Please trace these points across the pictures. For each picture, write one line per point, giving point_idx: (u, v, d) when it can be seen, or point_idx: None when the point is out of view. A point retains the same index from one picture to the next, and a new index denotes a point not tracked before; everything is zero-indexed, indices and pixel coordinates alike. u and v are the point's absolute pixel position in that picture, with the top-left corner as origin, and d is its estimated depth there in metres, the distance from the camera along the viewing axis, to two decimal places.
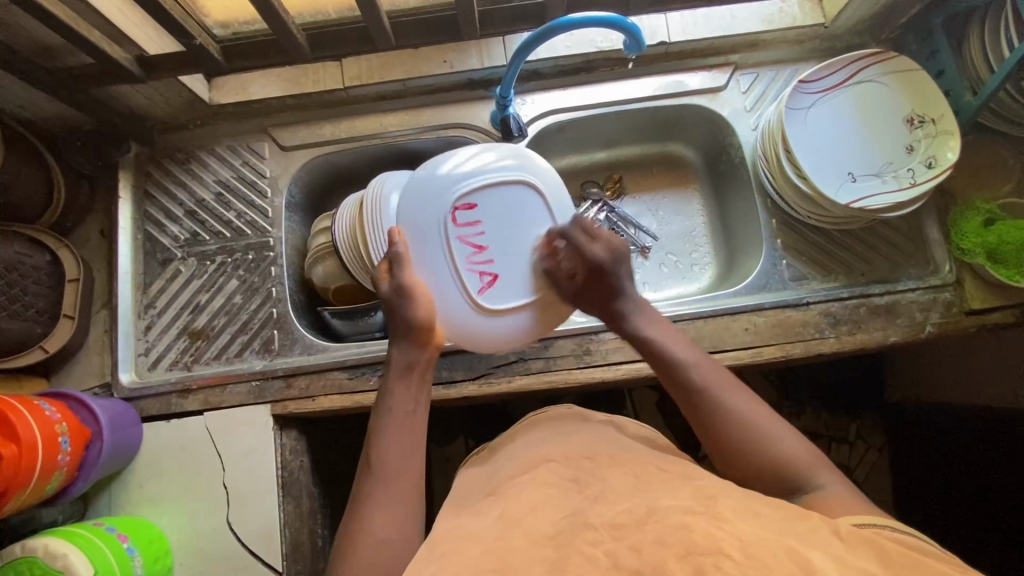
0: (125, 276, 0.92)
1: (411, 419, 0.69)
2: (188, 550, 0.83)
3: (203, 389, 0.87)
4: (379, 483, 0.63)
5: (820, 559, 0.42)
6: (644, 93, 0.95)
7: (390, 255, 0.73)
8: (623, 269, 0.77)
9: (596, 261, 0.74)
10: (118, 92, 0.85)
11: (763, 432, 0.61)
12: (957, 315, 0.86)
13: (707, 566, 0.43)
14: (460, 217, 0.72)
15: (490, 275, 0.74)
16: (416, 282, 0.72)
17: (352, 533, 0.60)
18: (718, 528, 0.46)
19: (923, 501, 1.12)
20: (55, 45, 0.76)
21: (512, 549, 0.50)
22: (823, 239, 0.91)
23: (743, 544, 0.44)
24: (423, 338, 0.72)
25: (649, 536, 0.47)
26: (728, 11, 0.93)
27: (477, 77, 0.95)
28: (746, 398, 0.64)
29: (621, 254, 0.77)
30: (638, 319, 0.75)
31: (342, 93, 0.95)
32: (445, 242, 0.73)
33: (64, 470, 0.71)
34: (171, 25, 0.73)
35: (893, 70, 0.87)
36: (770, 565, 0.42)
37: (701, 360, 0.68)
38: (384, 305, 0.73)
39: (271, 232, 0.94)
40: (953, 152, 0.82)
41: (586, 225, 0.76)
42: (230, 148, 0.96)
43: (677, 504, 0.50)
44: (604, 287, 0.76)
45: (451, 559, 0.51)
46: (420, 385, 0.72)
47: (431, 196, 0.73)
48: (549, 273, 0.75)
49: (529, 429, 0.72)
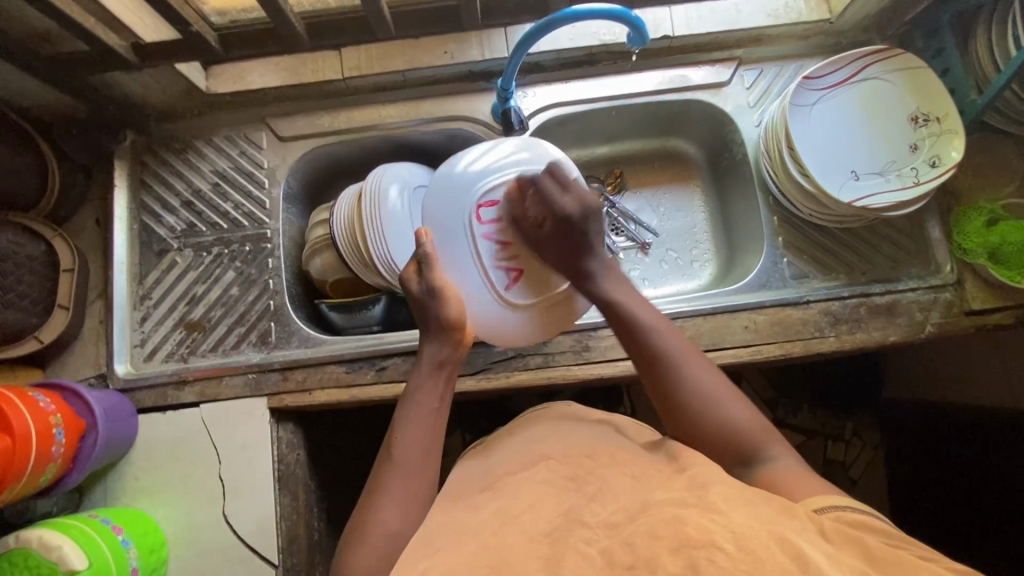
0: (121, 267, 0.91)
1: (435, 418, 0.68)
2: (183, 543, 0.82)
3: (198, 380, 0.87)
4: (396, 474, 0.63)
5: (813, 552, 0.42)
6: (647, 87, 0.94)
7: (418, 255, 0.72)
8: (591, 227, 0.74)
9: (562, 213, 0.72)
10: (113, 79, 0.84)
11: (691, 379, 0.64)
12: (957, 315, 0.85)
13: (701, 561, 0.42)
14: (484, 215, 0.74)
15: (516, 270, 0.76)
16: (444, 282, 0.72)
17: (365, 521, 0.60)
18: (710, 521, 0.45)
19: (919, 499, 1.12)
20: (51, 31, 0.75)
21: (508, 546, 0.50)
22: (825, 237, 0.90)
23: (736, 536, 0.44)
24: (455, 337, 0.72)
25: (642, 530, 0.47)
26: (734, 4, 0.92)
27: (478, 68, 0.94)
28: (707, 371, 0.65)
29: (592, 211, 0.74)
30: (599, 277, 0.73)
31: (342, 84, 0.94)
32: (472, 240, 0.74)
33: (58, 462, 0.70)
34: (168, 12, 0.71)
35: (898, 67, 0.86)
36: (764, 560, 0.42)
37: (664, 326, 0.68)
38: (417, 307, 0.73)
39: (269, 224, 0.93)
40: (958, 150, 0.81)
41: (560, 175, 0.74)
42: (227, 138, 0.95)
43: (671, 498, 0.50)
44: (569, 241, 0.73)
45: (446, 555, 0.51)
46: (446, 384, 0.71)
47: (454, 194, 0.74)
48: (516, 219, 0.74)
49: (528, 425, 0.72)
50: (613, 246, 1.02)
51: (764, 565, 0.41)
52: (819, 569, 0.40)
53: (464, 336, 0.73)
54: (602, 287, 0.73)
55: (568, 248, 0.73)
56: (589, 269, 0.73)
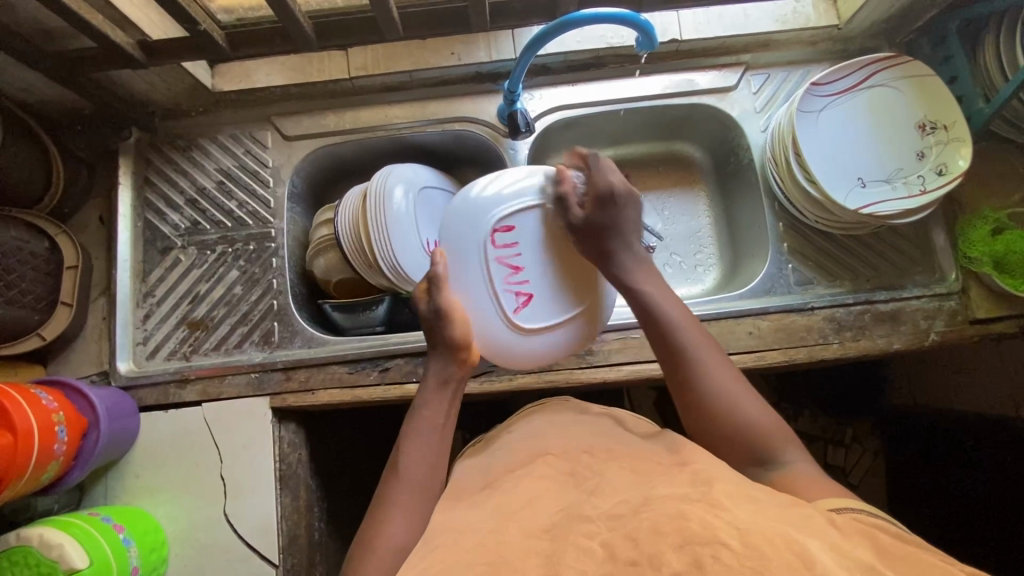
0: (124, 264, 0.90)
1: (441, 433, 0.69)
2: (183, 541, 0.82)
3: (200, 380, 0.87)
4: (403, 487, 0.64)
5: (818, 549, 0.42)
6: (653, 92, 0.94)
7: (430, 275, 0.72)
8: (630, 207, 0.74)
9: (607, 189, 0.72)
10: (119, 76, 0.83)
11: (709, 372, 0.65)
12: (961, 324, 0.85)
13: (705, 558, 0.42)
14: (499, 240, 0.71)
15: (525, 294, 0.73)
16: (451, 303, 0.71)
17: (372, 533, 0.60)
18: (714, 516, 0.45)
19: (920, 507, 1.12)
20: (56, 27, 0.74)
21: (510, 542, 0.50)
22: (829, 244, 0.90)
23: (740, 532, 0.43)
24: (461, 356, 0.72)
25: (645, 525, 0.47)
26: (742, 10, 0.92)
27: (485, 70, 0.94)
28: (725, 370, 0.65)
29: (632, 192, 0.75)
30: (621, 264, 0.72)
31: (347, 84, 0.93)
32: (483, 263, 0.71)
33: (60, 460, 0.70)
34: (176, 11, 0.70)
35: (906, 75, 0.86)
36: (769, 555, 0.41)
37: (687, 322, 0.69)
38: (424, 325, 0.73)
39: (273, 223, 0.93)
40: (965, 159, 0.81)
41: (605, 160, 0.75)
42: (231, 136, 0.95)
43: (674, 493, 0.50)
44: (611, 217, 0.72)
45: (448, 553, 0.50)
46: (451, 400, 0.72)
47: (470, 218, 0.71)
48: (562, 195, 0.71)
49: (530, 417, 0.71)
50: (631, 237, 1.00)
51: (768, 561, 0.40)
52: (824, 566, 0.40)
53: (470, 355, 0.73)
54: (626, 272, 0.72)
55: (591, 236, 0.71)
56: (615, 252, 0.72)
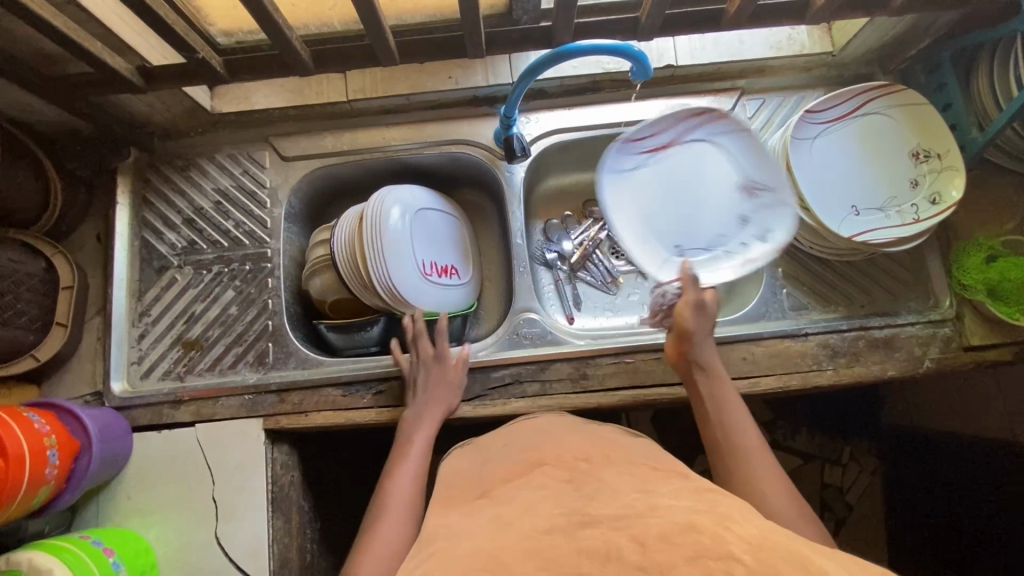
0: (120, 283, 0.91)
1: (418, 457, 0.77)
2: (173, 563, 0.82)
3: (194, 401, 0.87)
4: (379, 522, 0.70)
5: (834, 568, 0.42)
6: (649, 115, 0.95)
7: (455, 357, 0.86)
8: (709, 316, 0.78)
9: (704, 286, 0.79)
10: (119, 100, 0.84)
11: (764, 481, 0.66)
12: (955, 350, 0.85)
13: (718, 572, 0.41)
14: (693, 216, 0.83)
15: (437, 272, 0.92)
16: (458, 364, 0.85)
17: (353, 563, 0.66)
18: (725, 532, 0.45)
19: (918, 531, 1.12)
20: (56, 52, 0.74)
21: (506, 544, 0.49)
22: (824, 270, 0.90)
23: (753, 548, 0.43)
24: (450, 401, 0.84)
25: (653, 532, 0.46)
26: (738, 35, 0.93)
27: (482, 94, 0.95)
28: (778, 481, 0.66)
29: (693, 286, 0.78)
30: (706, 353, 0.75)
31: (346, 106, 0.94)
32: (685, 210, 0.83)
33: (51, 484, 0.70)
34: (175, 38, 0.71)
35: (899, 103, 0.87)
36: (782, 571, 0.41)
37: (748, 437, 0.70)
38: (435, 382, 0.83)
39: (269, 243, 0.93)
40: (958, 190, 0.82)
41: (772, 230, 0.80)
42: (230, 156, 0.96)
43: (681, 505, 0.49)
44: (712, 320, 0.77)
45: (443, 557, 0.50)
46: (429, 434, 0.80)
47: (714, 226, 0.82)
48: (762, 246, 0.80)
49: (525, 434, 0.72)
50: (561, 251, 1.02)
51: None
52: None
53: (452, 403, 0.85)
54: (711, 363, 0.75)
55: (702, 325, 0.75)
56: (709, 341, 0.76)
